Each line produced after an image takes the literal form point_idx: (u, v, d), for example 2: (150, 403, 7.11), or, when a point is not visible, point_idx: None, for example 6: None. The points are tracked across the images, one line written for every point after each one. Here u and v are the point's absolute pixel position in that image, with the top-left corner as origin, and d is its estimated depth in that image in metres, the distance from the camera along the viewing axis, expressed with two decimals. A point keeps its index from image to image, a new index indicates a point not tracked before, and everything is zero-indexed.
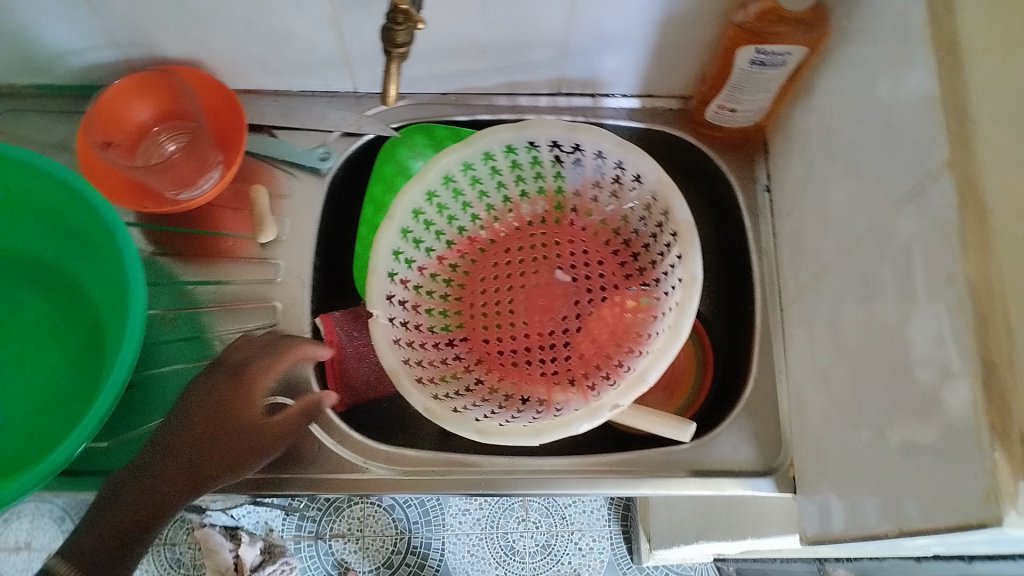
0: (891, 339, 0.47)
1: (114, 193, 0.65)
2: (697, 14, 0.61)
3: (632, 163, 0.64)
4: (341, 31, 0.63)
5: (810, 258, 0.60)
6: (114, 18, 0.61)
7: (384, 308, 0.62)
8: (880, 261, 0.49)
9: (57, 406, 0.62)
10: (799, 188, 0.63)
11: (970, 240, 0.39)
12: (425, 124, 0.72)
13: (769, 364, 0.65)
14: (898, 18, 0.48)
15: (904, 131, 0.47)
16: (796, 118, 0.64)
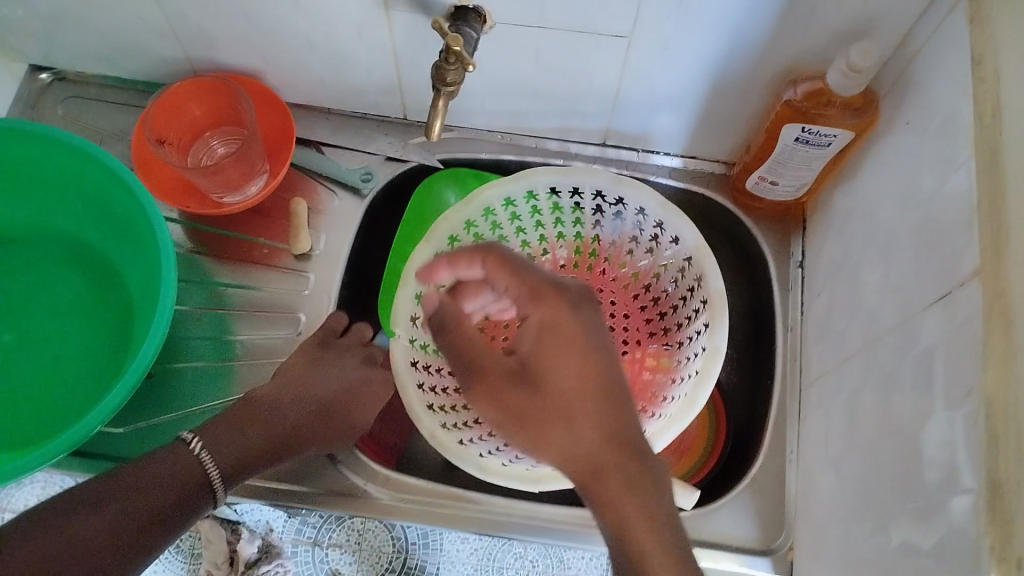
0: (904, 437, 0.47)
1: (162, 190, 0.67)
2: (748, 86, 0.62)
3: (671, 225, 0.64)
4: (399, 60, 0.65)
5: (834, 342, 0.60)
6: (184, 24, 0.64)
7: (407, 329, 0.63)
8: (902, 357, 0.48)
9: (76, 389, 0.63)
10: (831, 270, 0.63)
11: (992, 355, 0.39)
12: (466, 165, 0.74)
13: (782, 442, 0.65)
14: (945, 119, 0.48)
15: (939, 232, 0.46)
16: (837, 199, 0.64)
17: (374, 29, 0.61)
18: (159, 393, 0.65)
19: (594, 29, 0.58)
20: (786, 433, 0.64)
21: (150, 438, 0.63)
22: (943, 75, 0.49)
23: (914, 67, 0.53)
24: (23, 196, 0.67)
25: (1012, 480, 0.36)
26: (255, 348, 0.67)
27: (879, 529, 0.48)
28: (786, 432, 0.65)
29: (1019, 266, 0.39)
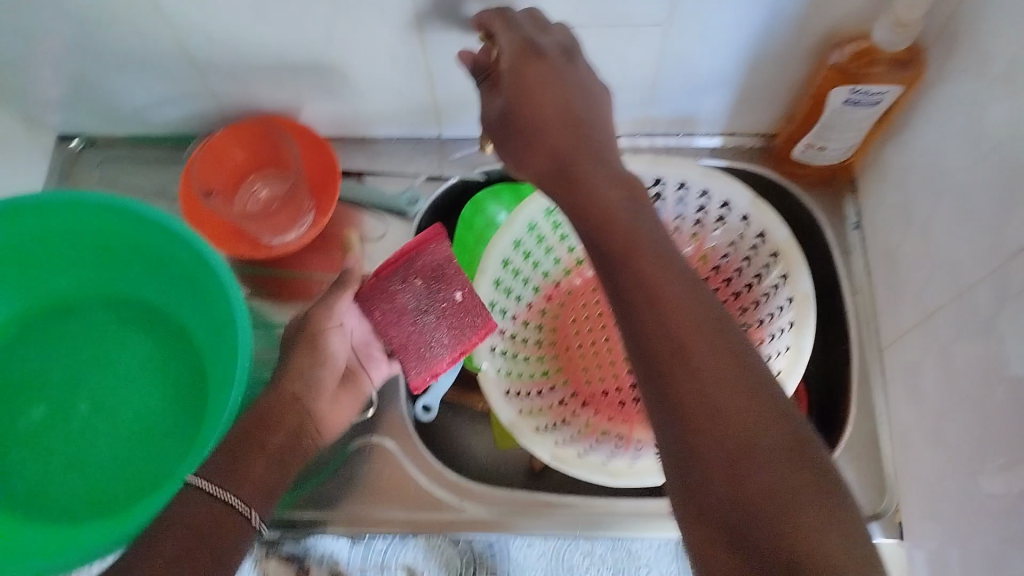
0: (1015, 386, 0.46)
1: (213, 238, 0.66)
2: (787, 54, 0.62)
3: (720, 190, 0.65)
4: (433, 79, 0.64)
5: (912, 299, 0.59)
6: (217, 71, 0.63)
7: (491, 360, 0.65)
8: (1000, 305, 0.48)
9: (161, 449, 0.63)
10: (895, 227, 0.63)
11: None
12: (505, 181, 0.73)
13: (869, 406, 0.64)
14: (1009, 59, 0.48)
15: (1022, 174, 0.46)
16: (889, 156, 0.64)
17: (410, 50, 0.61)
18: None
19: (631, 19, 0.58)
20: (872, 396, 0.64)
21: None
22: (998, 16, 0.49)
23: (961, 12, 0.53)
24: (79, 266, 0.67)
25: None
26: None
27: (1001, 478, 0.48)
28: (872, 396, 0.64)
29: None
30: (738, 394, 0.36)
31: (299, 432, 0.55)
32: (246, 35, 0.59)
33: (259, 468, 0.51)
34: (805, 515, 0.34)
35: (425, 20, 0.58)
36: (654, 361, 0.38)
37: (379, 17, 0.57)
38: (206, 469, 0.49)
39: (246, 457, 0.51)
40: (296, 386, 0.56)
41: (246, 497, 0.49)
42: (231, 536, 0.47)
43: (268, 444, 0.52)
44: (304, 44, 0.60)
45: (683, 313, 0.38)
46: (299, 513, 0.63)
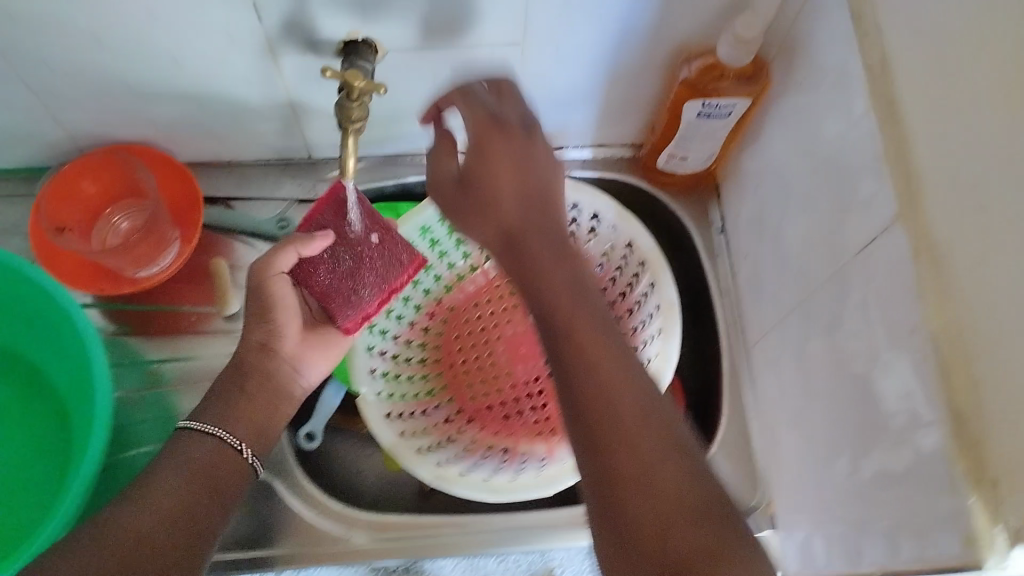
0: (858, 382, 0.49)
1: (67, 276, 0.64)
2: (644, 70, 0.64)
3: (588, 204, 0.67)
4: (297, 102, 0.64)
5: (771, 300, 0.62)
6: (63, 101, 0.61)
7: (370, 383, 0.65)
8: (841, 305, 0.51)
9: (23, 501, 0.60)
10: (754, 232, 0.66)
11: (928, 291, 0.42)
12: (384, 200, 0.73)
13: (739, 402, 0.67)
14: (836, 74, 0.51)
15: (852, 183, 0.49)
16: (745, 163, 0.67)
17: (268, 75, 0.60)
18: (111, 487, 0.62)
19: (490, 40, 0.59)
20: (742, 393, 0.67)
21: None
22: (825, 33, 0.52)
23: (796, 29, 0.56)
24: None
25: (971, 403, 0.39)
26: None
27: (851, 465, 0.51)
28: (742, 393, 0.67)
29: (935, 204, 0.42)
30: (669, 467, 0.38)
31: (278, 374, 0.57)
32: (92, 64, 0.57)
33: (245, 407, 0.54)
34: (682, 525, 0.36)
35: (281, 46, 0.57)
36: (591, 429, 0.39)
37: (232, 43, 0.56)
38: (205, 414, 0.53)
39: (230, 401, 0.54)
40: (261, 334, 0.56)
41: (233, 431, 0.53)
42: (228, 467, 0.51)
43: (247, 389, 0.55)
44: (156, 72, 0.59)
45: (622, 387, 0.40)
46: (235, 555, 0.62)
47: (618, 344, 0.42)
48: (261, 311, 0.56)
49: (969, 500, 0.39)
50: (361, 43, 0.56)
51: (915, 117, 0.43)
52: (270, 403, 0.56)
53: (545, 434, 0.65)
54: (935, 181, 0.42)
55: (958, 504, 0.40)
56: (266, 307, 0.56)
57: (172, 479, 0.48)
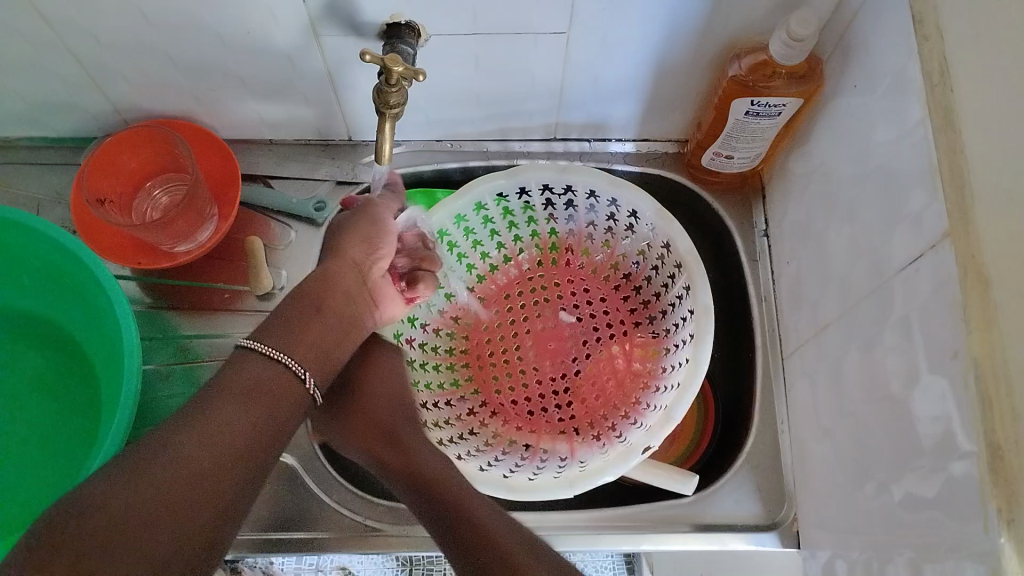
0: (894, 403, 0.47)
1: (105, 249, 0.65)
2: (692, 64, 0.61)
3: (627, 200, 0.66)
4: (336, 84, 0.63)
5: (810, 309, 0.60)
6: (107, 73, 0.61)
7: (394, 372, 0.65)
8: (882, 321, 0.49)
9: (50, 466, 0.61)
10: (797, 237, 0.63)
11: (973, 317, 0.39)
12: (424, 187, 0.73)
13: (771, 413, 0.65)
14: (893, 78, 0.48)
15: (902, 194, 0.47)
16: (793, 165, 0.64)
17: (308, 55, 0.59)
18: None
19: (533, 28, 0.57)
20: (774, 403, 0.65)
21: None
22: (884, 33, 0.49)
23: (854, 28, 0.53)
24: None
25: (1009, 438, 0.36)
26: None
27: (880, 489, 0.48)
28: (774, 403, 0.65)
29: (989, 225, 0.39)
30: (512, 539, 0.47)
31: (355, 294, 0.58)
32: (134, 39, 0.57)
33: (313, 327, 0.54)
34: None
35: (321, 27, 0.56)
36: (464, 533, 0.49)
37: (272, 22, 0.56)
38: (269, 338, 0.51)
39: (303, 320, 0.54)
40: (359, 250, 0.59)
41: (300, 359, 0.51)
42: (287, 395, 0.49)
43: (321, 307, 0.55)
44: (198, 48, 0.59)
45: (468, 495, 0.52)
46: (268, 535, 0.61)
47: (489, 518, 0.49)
48: (365, 233, 0.60)
49: (999, 540, 0.37)
50: (404, 26, 0.55)
51: (975, 129, 0.41)
52: (338, 330, 0.56)
53: (568, 433, 0.65)
54: (991, 199, 0.39)
55: (989, 543, 0.37)
56: (373, 229, 0.60)
57: (233, 407, 0.45)
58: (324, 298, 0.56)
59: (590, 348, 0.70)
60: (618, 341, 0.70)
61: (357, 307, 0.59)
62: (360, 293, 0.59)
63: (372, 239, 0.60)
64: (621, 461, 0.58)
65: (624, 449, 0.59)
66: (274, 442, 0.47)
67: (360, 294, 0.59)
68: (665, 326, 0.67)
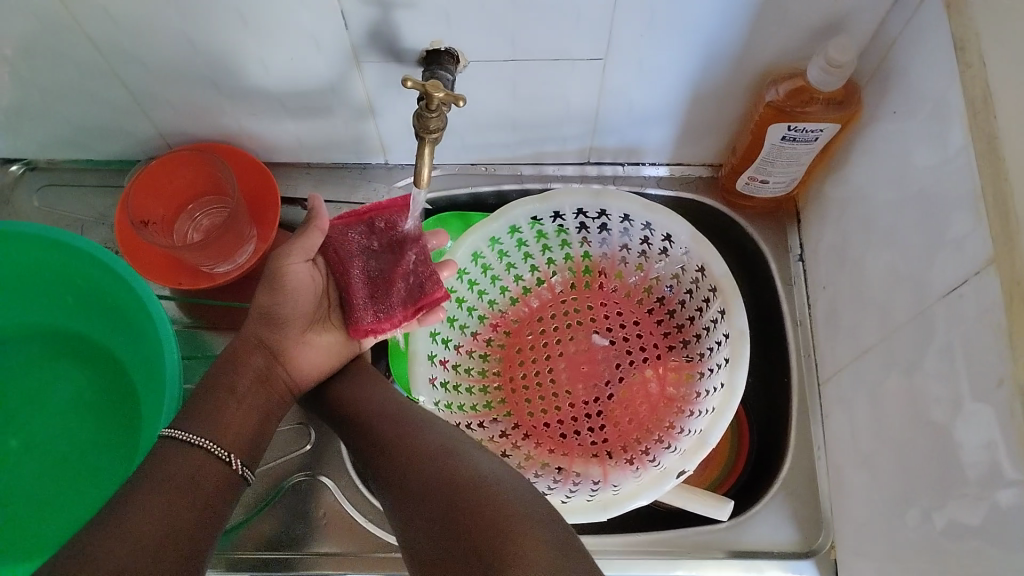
0: (936, 430, 0.47)
1: (150, 271, 0.66)
2: (728, 89, 0.62)
3: (661, 225, 0.66)
4: (373, 110, 0.64)
5: (847, 335, 0.60)
6: (153, 98, 0.63)
7: (428, 394, 0.65)
8: (923, 347, 0.48)
9: (91, 483, 0.62)
10: (834, 262, 0.63)
11: (1019, 346, 0.39)
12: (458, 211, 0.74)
13: (807, 438, 0.64)
14: (934, 104, 0.48)
15: (944, 220, 0.47)
16: (830, 190, 0.64)
17: (347, 80, 0.61)
18: None
19: (570, 56, 0.58)
20: (810, 429, 0.64)
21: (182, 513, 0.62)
22: (924, 60, 0.50)
23: (893, 54, 0.53)
24: (17, 298, 0.67)
25: None
26: None
27: (922, 518, 0.48)
28: (810, 429, 0.64)
29: None
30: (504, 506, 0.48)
31: (267, 371, 0.58)
32: (181, 65, 0.59)
33: (236, 407, 0.55)
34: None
35: (362, 54, 0.57)
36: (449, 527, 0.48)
37: (315, 49, 0.57)
38: (190, 423, 0.53)
39: (221, 401, 0.55)
40: (262, 329, 0.58)
41: (222, 443, 0.53)
42: (211, 476, 0.51)
43: (238, 389, 0.56)
44: (243, 75, 0.60)
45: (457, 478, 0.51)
46: (281, 555, 0.62)
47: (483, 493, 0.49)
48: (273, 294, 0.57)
49: None
50: (444, 52, 0.56)
51: (1020, 157, 0.40)
52: (264, 403, 0.57)
53: (600, 457, 0.65)
54: None
55: None
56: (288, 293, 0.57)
57: (156, 494, 0.47)
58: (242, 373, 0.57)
59: (623, 371, 0.70)
60: (651, 365, 0.69)
61: (275, 381, 0.58)
62: (274, 370, 0.59)
63: (274, 316, 0.58)
64: (654, 485, 0.58)
65: (659, 473, 0.60)
66: (200, 523, 0.48)
67: (273, 372, 0.58)
68: (699, 350, 0.67)
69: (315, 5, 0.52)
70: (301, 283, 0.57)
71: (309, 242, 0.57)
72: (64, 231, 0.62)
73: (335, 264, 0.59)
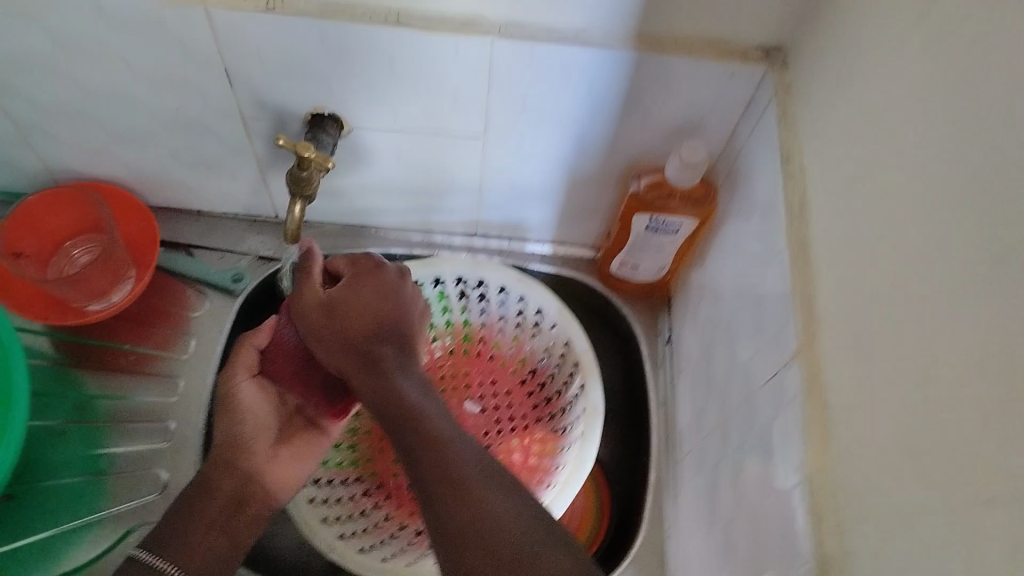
0: (752, 512, 0.49)
1: (16, 305, 0.65)
2: (601, 177, 0.66)
3: (534, 298, 0.70)
4: (263, 166, 0.66)
5: (697, 420, 0.63)
6: (41, 137, 0.64)
7: None
8: (747, 435, 0.51)
9: None
10: (692, 348, 0.66)
11: (812, 436, 0.42)
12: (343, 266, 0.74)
13: (660, 516, 0.67)
14: (763, 210, 0.52)
15: (766, 317, 0.50)
16: (693, 279, 0.68)
17: (234, 136, 0.62)
18: (22, 516, 0.63)
19: (449, 131, 0.61)
20: (665, 506, 0.67)
21: (41, 547, 0.62)
22: (759, 168, 0.54)
23: (740, 158, 0.58)
24: None
25: (835, 556, 0.39)
26: (122, 461, 0.66)
27: None
28: (665, 506, 0.67)
29: (831, 353, 0.42)
30: (505, 504, 0.44)
31: (242, 494, 0.56)
32: (69, 107, 0.60)
33: (205, 533, 0.53)
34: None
35: (248, 110, 0.59)
36: (435, 490, 0.44)
37: (202, 102, 0.59)
38: (157, 542, 0.51)
39: (186, 527, 0.53)
40: (230, 454, 0.58)
41: (184, 565, 0.51)
42: None
43: (209, 513, 0.54)
44: (132, 120, 0.61)
45: (467, 457, 0.46)
46: None
47: (455, 436, 0.47)
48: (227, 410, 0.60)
49: None
50: (326, 116, 0.59)
51: (825, 266, 0.44)
52: (237, 529, 0.55)
53: None
54: (834, 334, 0.42)
55: None
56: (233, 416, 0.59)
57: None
58: (213, 489, 0.55)
59: (490, 440, 0.71)
60: (517, 435, 0.71)
61: (252, 503, 0.56)
62: (249, 491, 0.57)
63: (242, 440, 0.59)
64: None
65: None
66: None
67: (247, 488, 0.57)
68: (562, 424, 0.69)
69: (200, 60, 0.54)
70: (251, 403, 0.60)
71: (246, 361, 0.61)
72: None
73: (274, 370, 0.60)
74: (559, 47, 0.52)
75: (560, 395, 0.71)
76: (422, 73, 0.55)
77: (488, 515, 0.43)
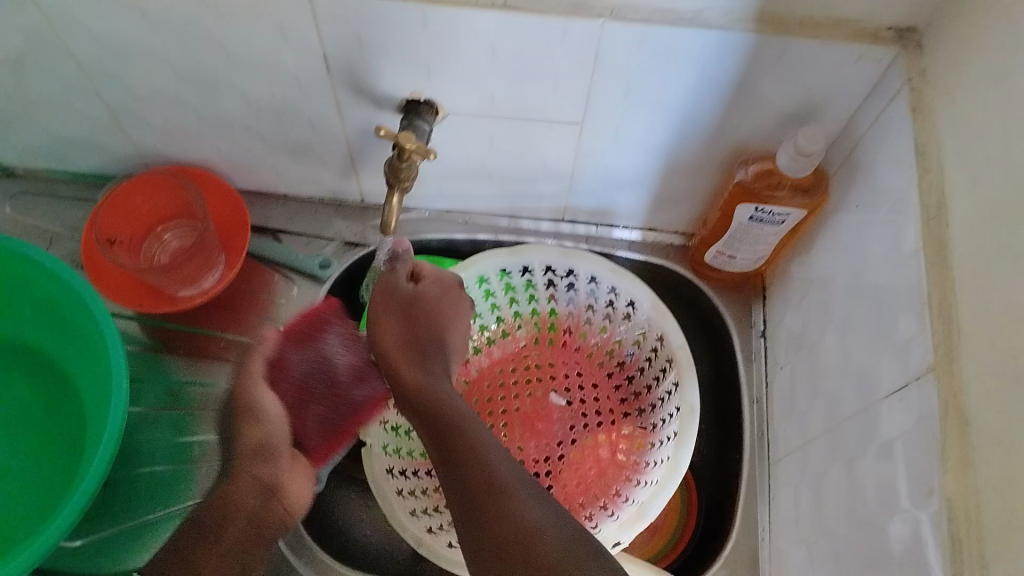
0: (869, 526, 0.47)
1: (110, 290, 0.66)
2: (702, 164, 0.63)
3: (625, 289, 0.67)
4: (351, 151, 0.65)
5: (799, 422, 0.60)
6: (134, 122, 0.64)
7: (379, 436, 0.66)
8: (865, 444, 0.49)
9: (32, 503, 0.63)
10: (793, 342, 0.63)
11: (950, 456, 0.40)
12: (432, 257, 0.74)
13: (753, 518, 0.64)
14: (889, 205, 0.49)
15: (892, 321, 0.47)
16: (795, 271, 0.65)
17: (326, 123, 0.61)
18: (117, 499, 0.64)
19: (547, 117, 0.59)
20: (758, 507, 0.64)
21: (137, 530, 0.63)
22: (885, 159, 0.50)
23: (860, 147, 0.54)
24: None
25: None
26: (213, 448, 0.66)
27: None
28: (758, 507, 0.64)
29: (974, 364, 0.39)
30: (550, 527, 0.43)
31: (263, 508, 0.53)
32: (163, 93, 0.60)
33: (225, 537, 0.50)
34: None
35: (343, 96, 0.58)
36: (466, 478, 0.46)
37: (296, 86, 0.57)
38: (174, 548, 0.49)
39: (206, 532, 0.50)
40: (251, 463, 0.55)
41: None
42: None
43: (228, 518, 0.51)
44: (222, 105, 0.61)
45: (505, 474, 0.46)
46: None
47: (493, 454, 0.48)
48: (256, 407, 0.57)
49: None
50: (423, 102, 0.57)
51: (966, 271, 0.41)
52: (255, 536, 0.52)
53: None
54: (977, 342, 0.39)
55: None
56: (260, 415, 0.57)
57: None
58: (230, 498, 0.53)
59: (576, 434, 0.70)
60: (604, 430, 0.69)
61: (274, 514, 0.54)
62: (269, 506, 0.54)
63: (265, 448, 0.56)
64: None
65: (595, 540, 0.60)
66: None
67: (268, 509, 0.53)
68: (652, 421, 0.67)
69: (296, 44, 0.53)
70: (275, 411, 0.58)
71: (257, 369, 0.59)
72: (23, 242, 0.62)
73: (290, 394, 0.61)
74: (673, 29, 0.49)
75: (650, 393, 0.69)
76: (525, 58, 0.52)
77: (524, 534, 0.43)
